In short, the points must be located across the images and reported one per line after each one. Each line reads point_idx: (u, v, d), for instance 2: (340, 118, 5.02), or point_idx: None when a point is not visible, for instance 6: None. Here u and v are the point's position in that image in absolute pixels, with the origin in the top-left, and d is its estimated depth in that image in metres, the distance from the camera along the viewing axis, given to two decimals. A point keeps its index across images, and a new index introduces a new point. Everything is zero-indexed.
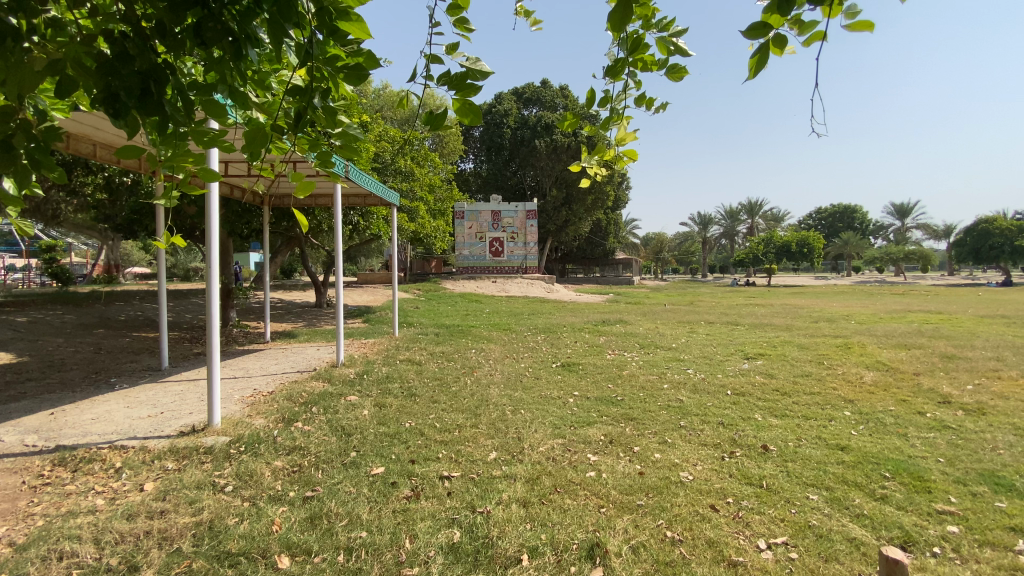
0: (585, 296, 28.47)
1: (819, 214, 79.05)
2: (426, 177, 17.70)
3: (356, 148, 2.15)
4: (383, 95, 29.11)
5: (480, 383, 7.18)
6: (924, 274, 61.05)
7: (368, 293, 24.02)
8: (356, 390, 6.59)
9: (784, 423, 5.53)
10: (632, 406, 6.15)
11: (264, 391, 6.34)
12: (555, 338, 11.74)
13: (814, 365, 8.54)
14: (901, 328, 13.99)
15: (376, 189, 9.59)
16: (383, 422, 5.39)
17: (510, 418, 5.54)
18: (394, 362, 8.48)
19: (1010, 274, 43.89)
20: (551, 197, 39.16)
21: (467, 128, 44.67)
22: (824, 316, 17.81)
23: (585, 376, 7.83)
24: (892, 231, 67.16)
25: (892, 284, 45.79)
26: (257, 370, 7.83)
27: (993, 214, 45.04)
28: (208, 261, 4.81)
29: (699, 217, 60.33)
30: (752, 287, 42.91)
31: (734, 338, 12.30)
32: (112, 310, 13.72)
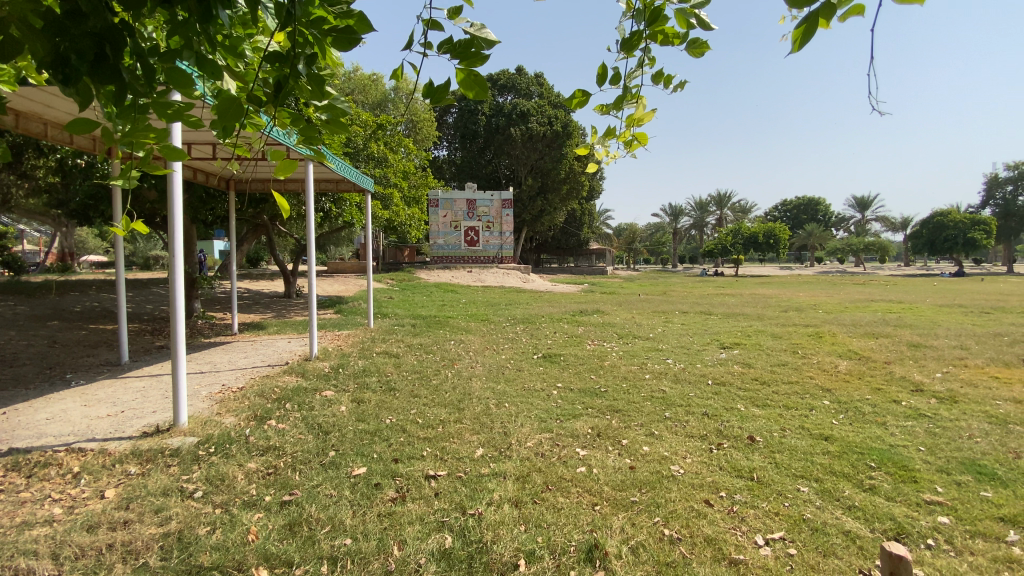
0: (560, 286, 28.49)
1: (785, 205, 81.13)
2: (400, 163, 17.26)
3: (344, 123, 1.94)
4: (354, 78, 28.23)
5: (461, 376, 7.00)
6: (883, 264, 63.50)
7: (339, 282, 23.42)
8: (332, 385, 6.33)
9: (767, 413, 5.55)
10: (616, 397, 6.08)
11: (233, 387, 6.00)
12: (534, 328, 11.65)
13: (789, 354, 8.67)
14: (867, 317, 14.44)
15: (350, 174, 9.22)
16: (362, 418, 5.17)
17: (494, 412, 5.39)
18: (370, 354, 8.22)
19: (962, 265, 46.05)
20: (526, 186, 38.94)
21: (440, 114, 43.87)
22: (793, 306, 18.24)
23: (567, 367, 7.75)
24: (853, 223, 69.53)
25: (853, 275, 47.47)
26: (225, 364, 7.45)
27: (947, 208, 47.05)
28: (171, 250, 4.48)
29: (671, 208, 61.13)
30: (722, 277, 43.80)
31: (709, 327, 12.45)
32: (65, 300, 12.93)
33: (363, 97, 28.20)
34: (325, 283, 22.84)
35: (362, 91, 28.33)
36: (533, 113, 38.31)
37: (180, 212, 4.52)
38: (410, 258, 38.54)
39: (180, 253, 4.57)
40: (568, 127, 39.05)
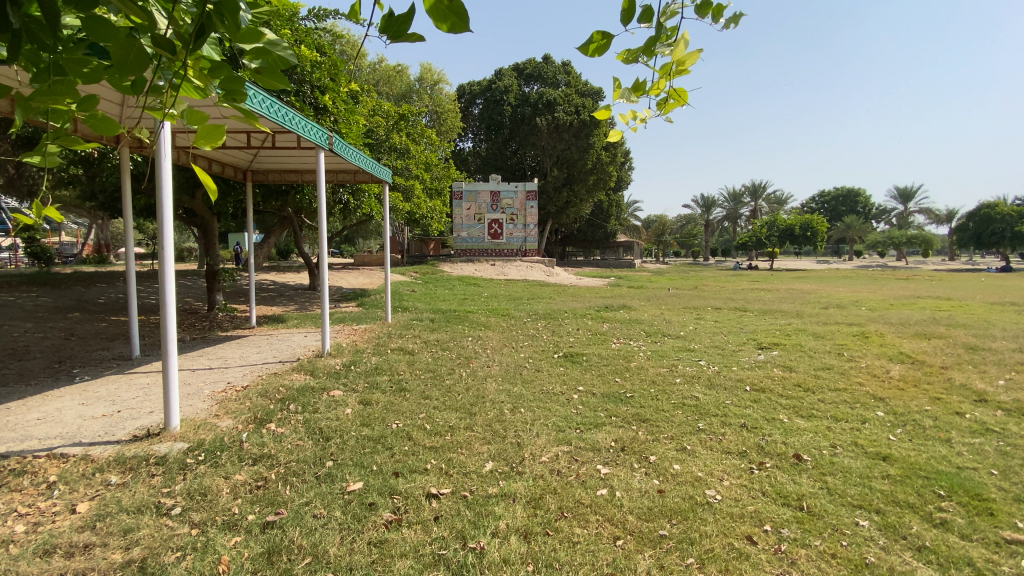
0: (585, 279, 27.85)
1: (823, 196, 78.05)
2: (423, 154, 16.92)
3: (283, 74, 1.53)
4: (379, 69, 28.10)
5: (477, 376, 6.61)
6: (927, 259, 60.30)
7: (364, 275, 23.38)
8: (341, 384, 6.01)
9: (814, 426, 4.97)
10: (644, 404, 5.58)
11: (238, 385, 5.74)
12: (556, 324, 11.16)
13: (834, 357, 7.97)
14: (914, 315, 13.41)
15: (365, 164, 8.89)
16: (366, 422, 4.81)
17: (508, 419, 4.97)
18: (384, 351, 7.89)
19: (1013, 259, 43.33)
20: (552, 178, 38.24)
21: (466, 106, 43.54)
22: (833, 302, 17.23)
23: (589, 368, 7.26)
24: (895, 215, 66.23)
25: (893, 270, 45.16)
26: (236, 360, 7.22)
27: (997, 198, 44.14)
28: (161, 241, 4.27)
29: (702, 200, 59.38)
30: (754, 271, 42.37)
31: (744, 325, 11.74)
32: (92, 292, 13.10)
33: (387, 89, 28.04)
34: (349, 275, 22.80)
35: (386, 82, 28.21)
36: (559, 103, 37.53)
37: (170, 200, 4.32)
38: (435, 251, 38.52)
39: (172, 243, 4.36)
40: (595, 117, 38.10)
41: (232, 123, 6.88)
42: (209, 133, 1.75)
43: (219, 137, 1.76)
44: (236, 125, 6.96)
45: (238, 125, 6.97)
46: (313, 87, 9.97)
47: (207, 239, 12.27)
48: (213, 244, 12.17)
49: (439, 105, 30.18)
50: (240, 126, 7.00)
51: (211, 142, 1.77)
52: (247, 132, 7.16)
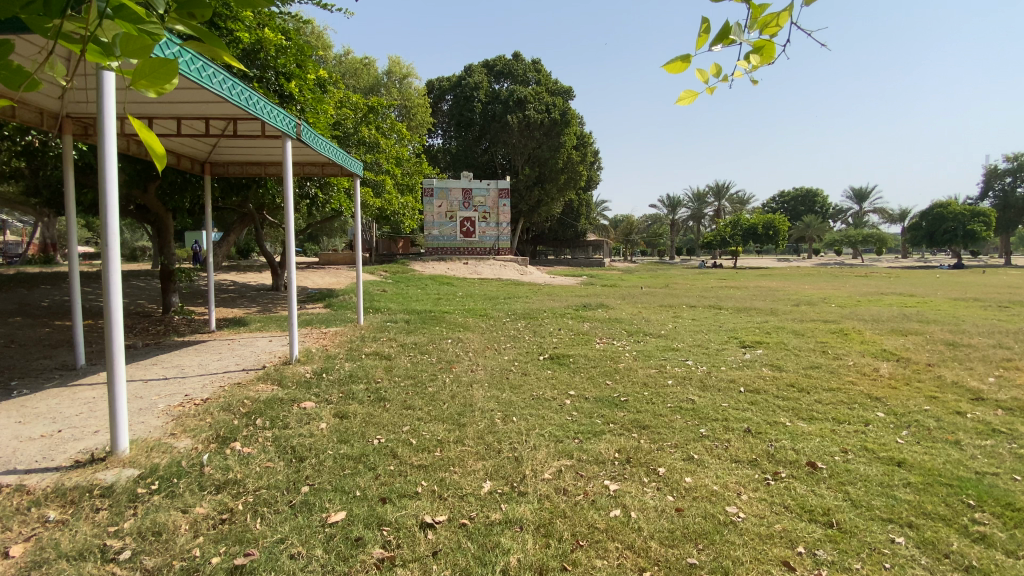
0: (559, 278, 27.67)
1: (783, 197, 80.65)
2: (393, 149, 16.32)
3: None
4: (345, 62, 27.14)
5: (461, 382, 6.20)
6: (881, 257, 62.98)
7: (330, 275, 22.54)
8: (313, 395, 5.49)
9: (818, 428, 4.81)
10: (641, 409, 5.29)
11: (198, 398, 5.15)
12: (536, 324, 10.83)
13: (820, 355, 7.91)
14: (883, 312, 13.71)
15: (336, 155, 8.39)
16: (345, 439, 4.34)
17: (500, 429, 4.60)
18: (359, 356, 7.37)
19: (960, 257, 45.66)
20: (523, 176, 37.93)
21: (435, 102, 42.77)
22: (803, 299, 17.50)
23: (578, 371, 6.95)
24: (851, 216, 68.94)
25: (851, 267, 46.89)
26: (195, 368, 6.58)
27: (948, 199, 46.27)
28: (104, 235, 3.71)
29: (669, 200, 60.11)
30: (721, 269, 43.26)
31: (723, 323, 11.70)
32: (32, 294, 11.99)
33: (354, 82, 27.09)
34: (315, 275, 21.91)
35: (353, 75, 27.27)
36: (529, 100, 37.27)
37: (115, 185, 3.73)
38: (404, 250, 37.67)
39: (118, 238, 3.81)
40: (566, 115, 37.97)
41: (188, 108, 6.25)
42: (154, 66, 1.33)
43: (166, 70, 1.33)
44: (192, 111, 6.33)
45: (195, 110, 6.34)
46: (278, 74, 9.34)
47: (162, 237, 11.40)
48: (168, 242, 11.31)
49: (409, 100, 29.44)
50: (197, 112, 6.37)
51: (154, 77, 1.34)
52: (206, 118, 6.54)
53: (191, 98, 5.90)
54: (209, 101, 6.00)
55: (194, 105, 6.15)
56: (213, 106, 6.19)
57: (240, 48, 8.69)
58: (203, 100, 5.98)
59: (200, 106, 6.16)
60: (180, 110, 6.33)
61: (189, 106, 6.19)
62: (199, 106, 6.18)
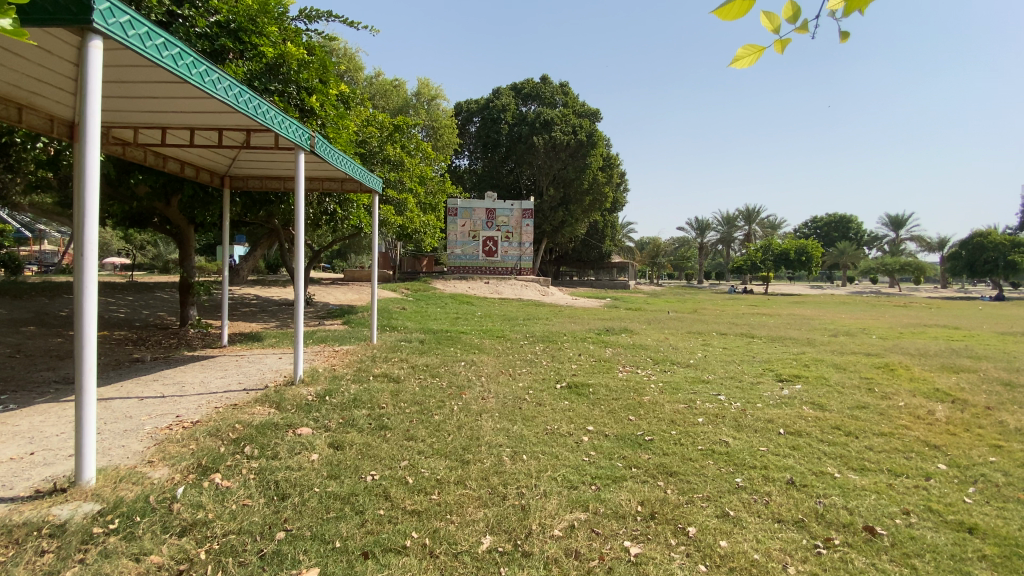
0: (581, 300, 27.12)
1: (815, 222, 78.63)
2: (417, 168, 16.04)
3: None
4: (375, 82, 27.55)
5: (470, 411, 5.74)
6: (919, 286, 60.33)
7: (352, 291, 22.53)
8: (311, 420, 5.13)
9: (872, 482, 4.19)
10: (667, 451, 4.73)
11: (188, 420, 4.81)
12: (556, 349, 10.34)
13: (866, 393, 7.17)
14: (929, 345, 12.75)
15: (353, 171, 8.19)
16: (334, 473, 3.93)
17: (507, 469, 4.14)
18: (366, 378, 7.01)
19: (1004, 288, 43.24)
20: (548, 197, 37.78)
21: (463, 123, 43.20)
22: (841, 330, 16.46)
23: (597, 402, 6.42)
24: (887, 243, 66.51)
25: (887, 296, 44.92)
26: (195, 386, 6.30)
27: (990, 228, 44.13)
28: (81, 242, 3.46)
29: (697, 223, 59.03)
30: (749, 295, 42.01)
31: (755, 354, 10.97)
32: (56, 303, 12.13)
33: (383, 103, 27.45)
34: (337, 291, 21.92)
35: (382, 96, 27.65)
36: (556, 122, 37.23)
37: (96, 190, 3.50)
38: (427, 268, 37.68)
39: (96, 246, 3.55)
40: (592, 137, 37.79)
41: (200, 118, 6.11)
42: None
43: None
44: (205, 121, 6.18)
45: (208, 121, 6.20)
46: (299, 88, 9.22)
47: (183, 249, 11.41)
48: (189, 254, 11.31)
49: (436, 120, 29.69)
50: (209, 122, 6.23)
51: None
52: (219, 129, 6.39)
53: (202, 107, 5.74)
54: (220, 111, 5.84)
55: (206, 116, 6.00)
56: (225, 117, 6.04)
57: (263, 62, 8.61)
58: (214, 110, 5.82)
59: (212, 116, 6.00)
60: (193, 120, 6.20)
61: (201, 116, 6.04)
62: (211, 116, 6.03)
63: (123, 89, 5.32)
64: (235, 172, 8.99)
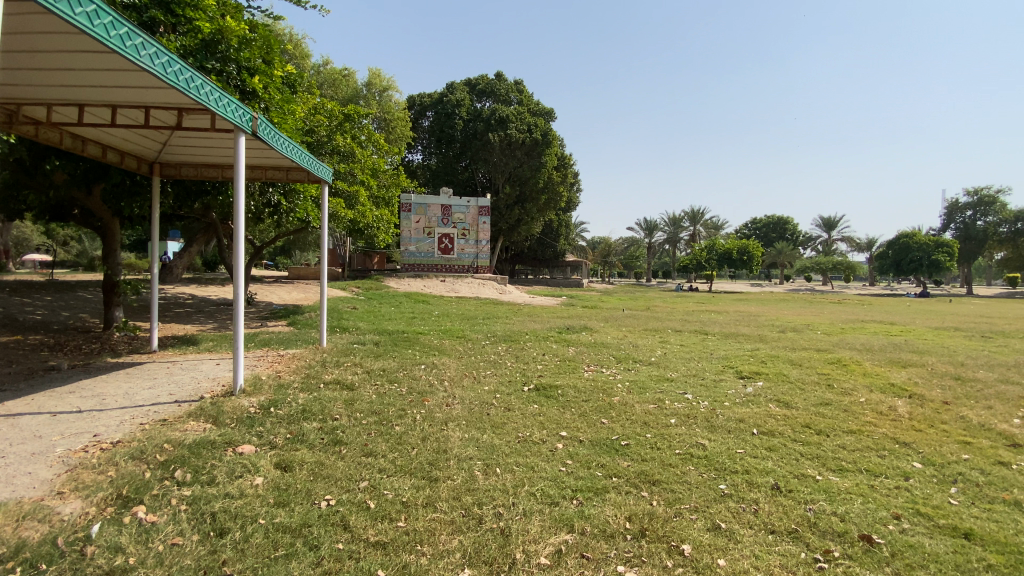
0: (538, 298, 26.98)
1: (756, 223, 82.43)
2: (370, 160, 15.35)
3: None
4: (324, 71, 26.27)
5: (434, 421, 5.30)
6: (851, 284, 64.36)
7: (299, 290, 21.38)
8: (254, 437, 4.54)
9: (854, 484, 4.10)
10: (646, 457, 4.49)
11: (107, 440, 4.10)
12: (518, 349, 10.01)
13: (827, 389, 7.26)
14: (871, 340, 13.34)
15: (300, 158, 7.49)
16: (283, 501, 3.42)
17: (480, 486, 3.77)
18: (316, 386, 6.41)
19: (925, 286, 46.67)
20: (504, 195, 37.53)
21: (416, 117, 42.17)
22: (788, 326, 17.04)
23: (567, 405, 6.13)
24: (820, 244, 70.53)
25: (823, 293, 47.47)
26: (118, 398, 5.52)
27: (914, 230, 47.50)
28: None
29: (646, 223, 60.43)
30: (698, 293, 43.36)
31: (713, 350, 11.07)
32: None
33: (333, 93, 26.13)
34: (283, 290, 20.73)
35: (332, 85, 26.43)
36: (511, 119, 36.92)
37: None
38: (379, 265, 36.54)
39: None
40: (548, 136, 37.82)
41: (122, 94, 5.32)
42: None
43: None
44: (128, 98, 5.40)
45: (132, 98, 5.43)
46: (240, 68, 8.33)
47: (106, 244, 10.24)
48: (114, 250, 10.16)
49: (389, 113, 28.72)
50: (134, 99, 5.45)
51: None
52: (146, 107, 5.61)
53: (126, 82, 4.98)
54: (148, 87, 5.09)
55: (130, 92, 5.23)
56: (154, 94, 5.28)
57: (198, 38, 7.72)
58: (140, 86, 5.06)
59: (138, 92, 5.24)
60: (114, 97, 5.40)
61: (123, 93, 5.26)
62: (137, 93, 5.26)
63: (26, 58, 4.50)
64: (165, 157, 8.07)
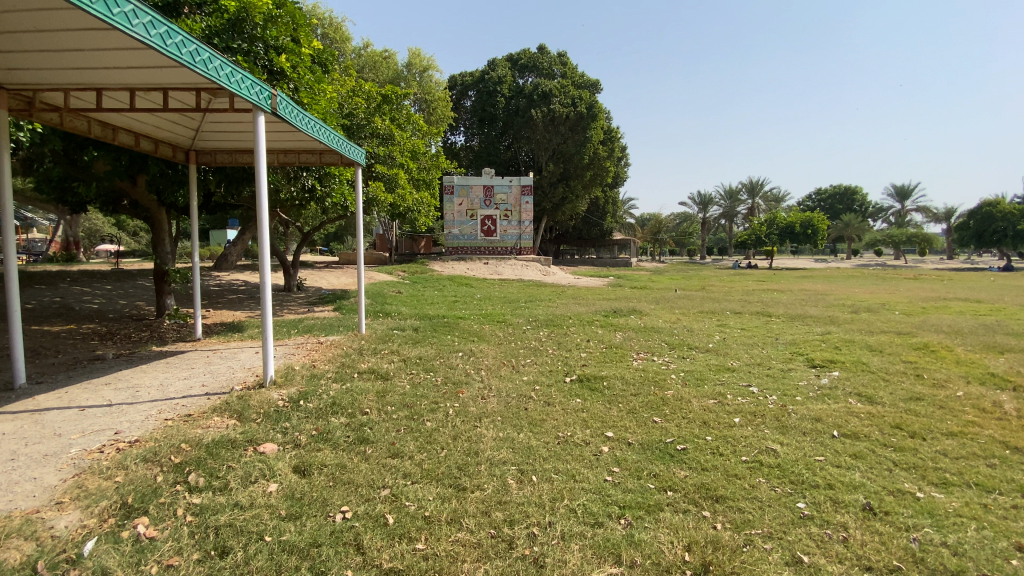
0: (584, 279, 26.21)
1: (820, 194, 77.06)
2: (409, 141, 15.03)
3: None
4: (365, 55, 26.16)
5: (467, 416, 4.89)
6: (925, 258, 59.31)
7: (346, 275, 21.65)
8: (278, 434, 4.29)
9: (963, 504, 3.33)
10: (707, 466, 3.91)
11: (126, 439, 3.94)
12: (562, 334, 9.49)
13: (916, 381, 6.31)
14: (959, 321, 11.86)
15: (330, 139, 7.17)
16: (296, 513, 3.11)
17: (513, 499, 3.33)
18: (349, 376, 6.16)
19: (1011, 258, 42.19)
20: (548, 173, 36.66)
21: (459, 97, 41.64)
22: (859, 305, 15.56)
23: (614, 400, 5.59)
24: (892, 214, 65.16)
25: (893, 269, 43.91)
26: (152, 390, 5.45)
27: (999, 197, 42.88)
28: None
29: (699, 197, 57.71)
30: (754, 270, 41.03)
31: (777, 335, 10.11)
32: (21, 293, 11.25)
33: (373, 75, 26.03)
34: (331, 275, 21.04)
35: (372, 67, 26.25)
36: (554, 94, 35.68)
37: None
38: (426, 249, 36.79)
39: None
40: (593, 109, 36.38)
41: (140, 76, 5.12)
42: None
43: None
44: (146, 79, 5.19)
45: (150, 79, 5.21)
46: (268, 47, 8.11)
47: (155, 234, 10.44)
48: (162, 239, 10.34)
49: (429, 93, 28.34)
50: (153, 81, 5.24)
51: None
52: (165, 89, 5.39)
53: (139, 61, 4.74)
54: (162, 66, 4.84)
55: (146, 72, 5.00)
56: (169, 73, 5.03)
57: (224, 18, 7.57)
58: (153, 65, 4.81)
59: (154, 72, 5.00)
60: (131, 78, 5.19)
61: (139, 73, 5.03)
62: (152, 73, 5.02)
63: (36, 39, 4.32)
64: (200, 143, 7.98)
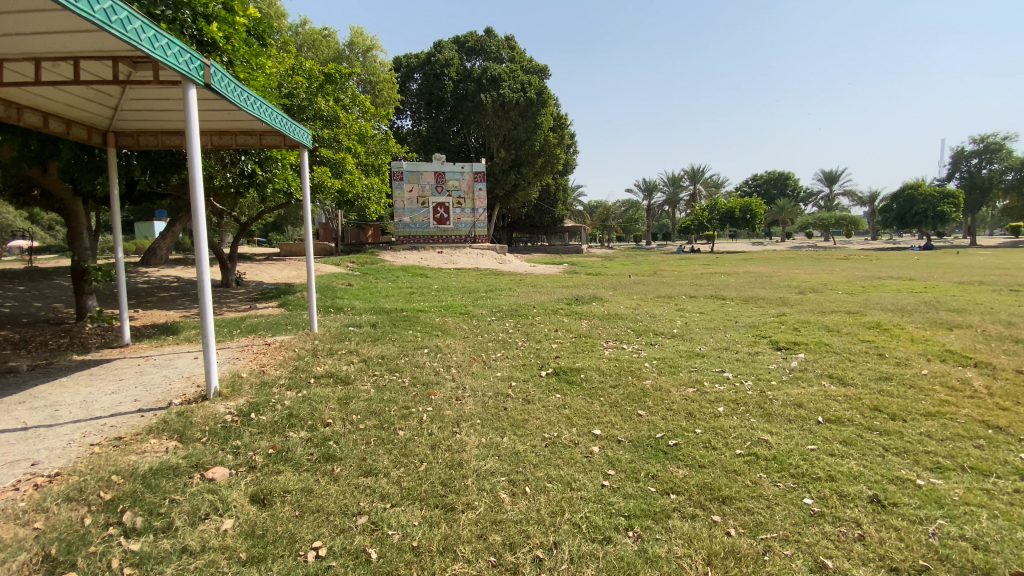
0: (539, 266, 26.08)
1: (757, 180, 80.60)
2: (355, 124, 14.21)
3: None
4: (303, 32, 24.61)
5: (444, 422, 4.49)
6: (852, 239, 63.43)
7: (291, 267, 20.44)
8: (230, 456, 3.73)
9: (966, 491, 3.29)
10: (704, 463, 3.71)
11: (45, 473, 3.30)
12: (528, 324, 9.20)
13: (880, 361, 6.45)
14: (897, 299, 12.54)
15: (274, 119, 6.44)
16: (259, 556, 2.64)
17: (508, 517, 2.99)
18: (305, 382, 5.59)
19: (929, 238, 45.70)
20: (498, 159, 36.19)
21: (404, 81, 40.23)
22: (805, 286, 16.24)
23: (595, 394, 5.35)
24: (822, 199, 69.18)
25: (825, 250, 46.58)
26: (75, 408, 4.71)
27: (918, 181, 46.20)
28: None
29: (646, 184, 58.99)
30: (700, 254, 42.40)
31: (736, 318, 10.26)
32: None
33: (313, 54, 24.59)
34: (274, 269, 19.79)
35: (311, 46, 24.76)
36: (503, 78, 35.14)
37: None
38: (374, 239, 35.50)
39: None
40: (542, 95, 36.16)
41: (44, 43, 4.31)
42: None
43: None
44: (51, 47, 4.38)
45: (56, 47, 4.40)
46: (196, 15, 7.26)
47: (70, 227, 9.25)
48: (79, 233, 9.17)
49: (374, 75, 27.10)
50: (59, 49, 4.43)
51: None
52: (76, 59, 4.58)
53: (43, 26, 3.96)
54: (72, 32, 4.08)
55: (52, 39, 4.21)
56: (81, 40, 4.26)
57: None
58: (61, 30, 4.04)
59: (62, 39, 4.22)
60: (32, 46, 4.37)
61: (43, 40, 4.24)
62: (59, 40, 4.23)
63: None
64: (119, 123, 7.01)
